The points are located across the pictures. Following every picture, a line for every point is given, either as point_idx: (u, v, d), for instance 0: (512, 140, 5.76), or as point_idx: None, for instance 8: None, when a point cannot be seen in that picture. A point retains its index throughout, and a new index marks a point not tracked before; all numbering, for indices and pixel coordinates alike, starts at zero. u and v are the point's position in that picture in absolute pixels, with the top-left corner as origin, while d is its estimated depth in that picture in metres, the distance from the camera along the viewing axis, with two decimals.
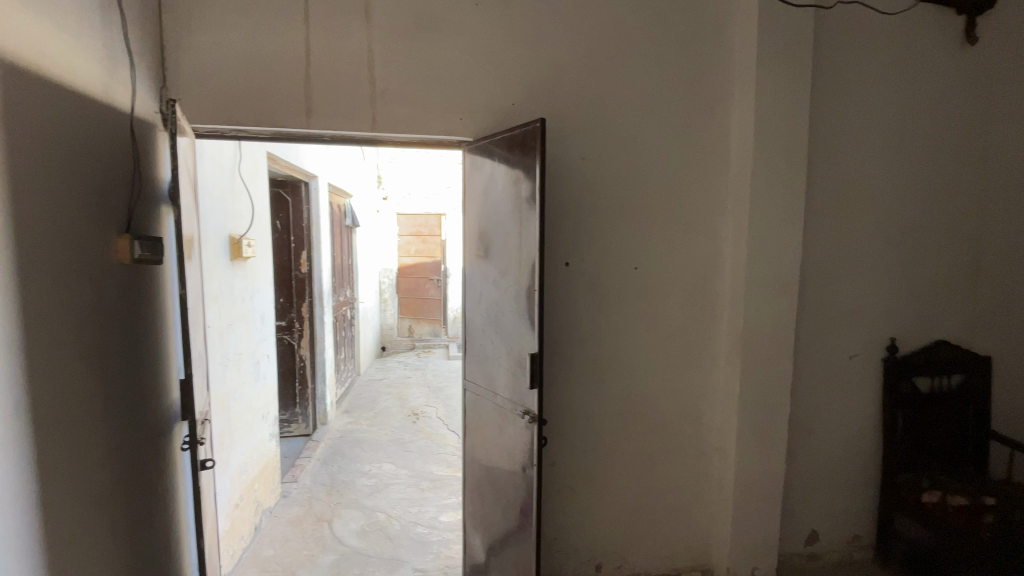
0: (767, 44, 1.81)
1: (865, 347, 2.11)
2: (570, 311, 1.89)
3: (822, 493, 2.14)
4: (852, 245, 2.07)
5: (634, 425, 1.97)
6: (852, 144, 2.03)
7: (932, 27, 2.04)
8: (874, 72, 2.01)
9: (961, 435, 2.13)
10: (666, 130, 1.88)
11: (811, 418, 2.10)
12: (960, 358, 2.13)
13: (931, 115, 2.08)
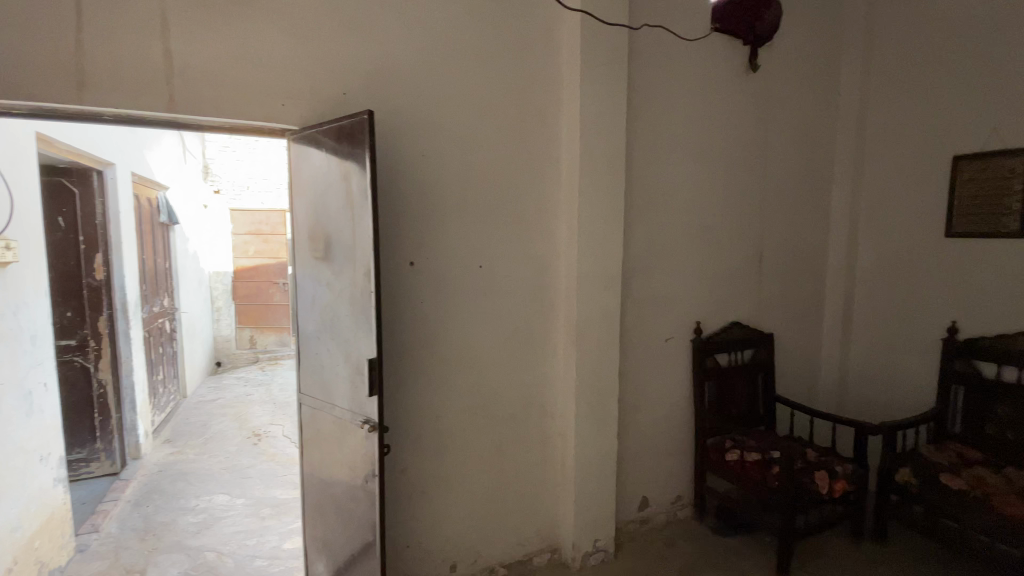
0: (591, 56, 1.96)
1: (680, 331, 2.42)
2: (414, 312, 1.83)
3: (650, 463, 2.40)
4: (666, 242, 2.35)
5: (483, 421, 1.99)
6: (664, 154, 2.30)
7: (723, 55, 2.39)
8: (678, 90, 2.30)
9: (753, 400, 2.55)
10: (504, 131, 1.93)
11: (638, 397, 2.34)
12: (751, 336, 2.55)
13: (722, 130, 2.44)
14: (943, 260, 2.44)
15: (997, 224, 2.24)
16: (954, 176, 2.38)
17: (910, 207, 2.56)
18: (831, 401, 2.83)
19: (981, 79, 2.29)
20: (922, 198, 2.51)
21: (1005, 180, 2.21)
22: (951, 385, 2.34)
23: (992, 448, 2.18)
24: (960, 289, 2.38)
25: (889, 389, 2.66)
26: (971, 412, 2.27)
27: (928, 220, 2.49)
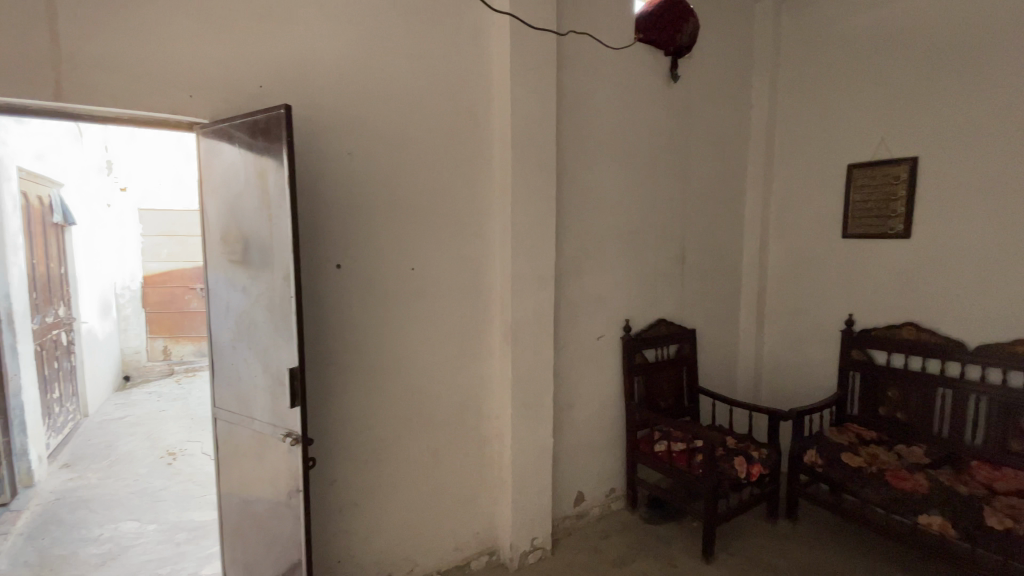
0: (521, 58, 1.98)
1: (611, 329, 2.50)
2: (342, 316, 1.77)
3: (585, 459, 2.46)
4: (596, 243, 2.42)
5: (417, 425, 1.95)
6: (592, 157, 2.36)
7: (647, 63, 2.50)
8: (605, 95, 2.37)
9: (679, 393, 2.68)
10: (434, 131, 1.90)
11: (573, 395, 2.39)
12: (676, 332, 2.69)
13: (647, 135, 2.55)
14: (842, 258, 2.69)
15: (886, 225, 2.50)
16: (849, 182, 2.63)
17: (813, 210, 2.80)
18: (748, 390, 3.04)
19: (870, 95, 2.55)
20: (823, 202, 2.76)
21: (891, 186, 2.47)
22: (849, 371, 2.59)
23: (883, 427, 2.43)
24: (855, 285, 2.63)
25: (798, 376, 2.89)
26: (866, 395, 2.52)
27: (828, 222, 2.74)
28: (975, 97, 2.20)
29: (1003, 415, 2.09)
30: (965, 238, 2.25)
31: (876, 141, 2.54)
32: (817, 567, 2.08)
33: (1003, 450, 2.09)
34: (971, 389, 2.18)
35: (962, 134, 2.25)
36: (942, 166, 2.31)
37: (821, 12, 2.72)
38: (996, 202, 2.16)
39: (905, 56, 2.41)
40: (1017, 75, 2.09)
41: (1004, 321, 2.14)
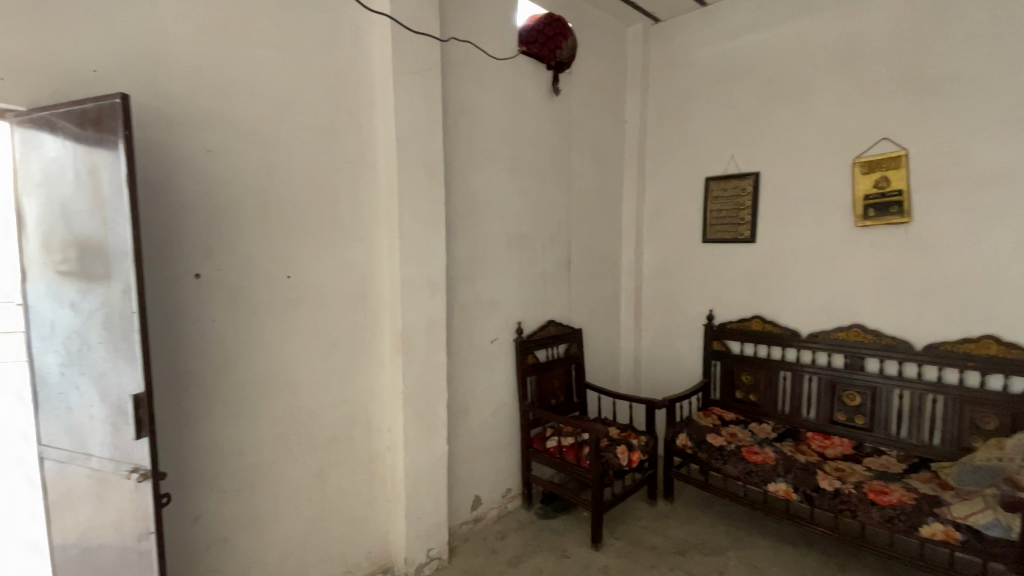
0: (404, 60, 1.94)
1: (502, 332, 2.54)
2: (203, 331, 1.60)
3: (481, 462, 2.47)
4: (486, 248, 2.45)
5: (298, 445, 1.83)
6: (480, 164, 2.39)
7: (531, 75, 2.60)
8: (491, 103, 2.42)
9: (569, 390, 2.81)
10: (312, 132, 1.80)
11: (467, 400, 2.39)
12: (565, 332, 2.81)
13: (533, 144, 2.64)
14: (704, 260, 3.01)
15: (736, 231, 2.85)
16: (707, 193, 2.96)
17: (681, 217, 3.10)
18: (631, 384, 3.28)
19: (722, 117, 2.90)
20: (689, 210, 3.06)
21: (740, 197, 2.83)
22: (712, 360, 2.90)
23: (740, 408, 2.76)
24: (716, 284, 2.96)
25: (672, 369, 3.18)
26: (726, 381, 2.84)
27: (693, 228, 3.05)
28: (800, 123, 2.60)
29: (828, 391, 2.48)
30: (796, 242, 2.64)
31: (728, 157, 2.88)
32: (689, 540, 2.30)
33: (829, 420, 2.48)
34: (805, 370, 2.55)
35: (792, 154, 2.64)
36: (778, 180, 2.69)
37: (682, 41, 3.05)
38: (818, 212, 2.56)
39: (748, 84, 2.78)
40: (830, 105, 2.50)
41: (827, 311, 2.55)
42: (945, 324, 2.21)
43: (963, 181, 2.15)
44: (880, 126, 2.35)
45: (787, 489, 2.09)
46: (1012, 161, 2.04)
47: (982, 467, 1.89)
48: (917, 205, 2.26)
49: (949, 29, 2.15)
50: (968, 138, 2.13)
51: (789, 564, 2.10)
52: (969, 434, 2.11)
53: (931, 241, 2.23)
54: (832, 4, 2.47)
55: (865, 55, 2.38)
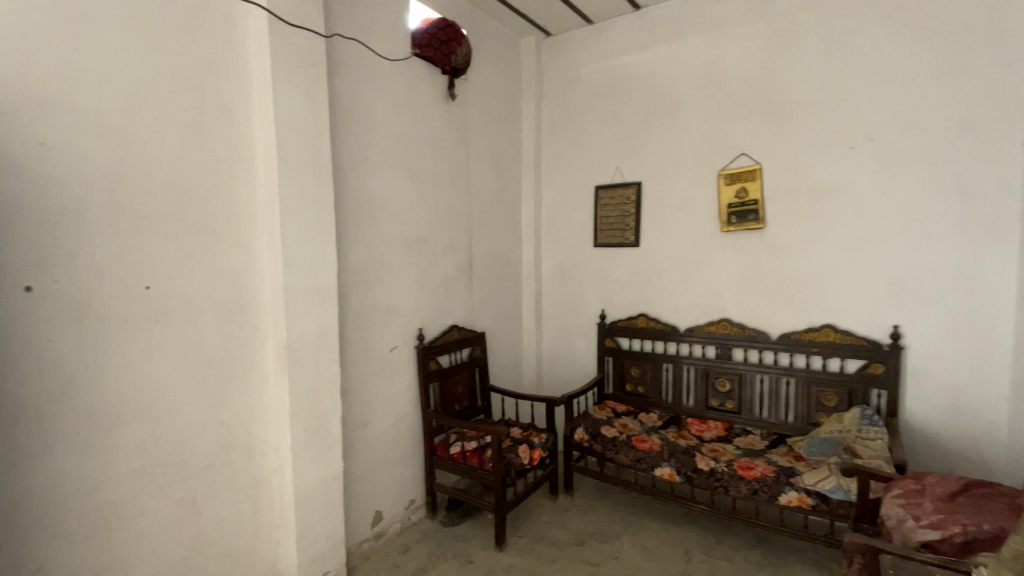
0: (285, 55, 1.83)
1: (403, 340, 2.48)
2: (37, 353, 1.37)
3: (381, 475, 2.39)
4: (383, 253, 2.38)
5: (166, 475, 1.63)
6: (375, 167, 2.32)
7: (426, 79, 2.58)
8: (385, 105, 2.36)
9: (472, 394, 2.82)
10: (175, 127, 1.63)
11: (364, 412, 2.30)
12: (468, 336, 2.82)
13: (430, 148, 2.62)
14: (596, 263, 3.18)
15: (624, 236, 3.05)
16: (598, 200, 3.14)
17: (576, 222, 3.26)
18: (533, 384, 3.38)
19: (609, 129, 3.10)
20: (582, 216, 3.23)
21: (626, 205, 3.04)
22: (606, 356, 3.07)
23: (631, 400, 2.95)
24: (607, 286, 3.15)
25: (571, 367, 3.33)
26: (618, 375, 3.02)
27: (587, 233, 3.21)
28: (675, 137, 2.86)
29: (704, 379, 2.74)
30: (674, 246, 2.89)
31: (614, 167, 3.08)
32: (587, 530, 2.41)
33: (705, 406, 2.74)
34: (685, 362, 2.80)
35: (670, 165, 2.89)
36: (658, 189, 2.93)
37: (572, 55, 3.21)
38: (693, 219, 2.82)
39: (631, 100, 3.00)
40: (699, 122, 2.77)
41: (702, 308, 2.82)
42: (794, 316, 2.55)
43: (805, 192, 2.49)
44: (739, 143, 2.66)
45: (671, 472, 2.27)
46: (838, 176, 2.41)
47: (827, 439, 2.20)
48: (769, 213, 2.59)
49: (789, 62, 2.50)
50: (806, 156, 2.48)
51: (675, 541, 2.29)
52: (815, 411, 2.45)
53: (781, 245, 2.57)
54: (698, 32, 2.75)
55: (726, 79, 2.68)
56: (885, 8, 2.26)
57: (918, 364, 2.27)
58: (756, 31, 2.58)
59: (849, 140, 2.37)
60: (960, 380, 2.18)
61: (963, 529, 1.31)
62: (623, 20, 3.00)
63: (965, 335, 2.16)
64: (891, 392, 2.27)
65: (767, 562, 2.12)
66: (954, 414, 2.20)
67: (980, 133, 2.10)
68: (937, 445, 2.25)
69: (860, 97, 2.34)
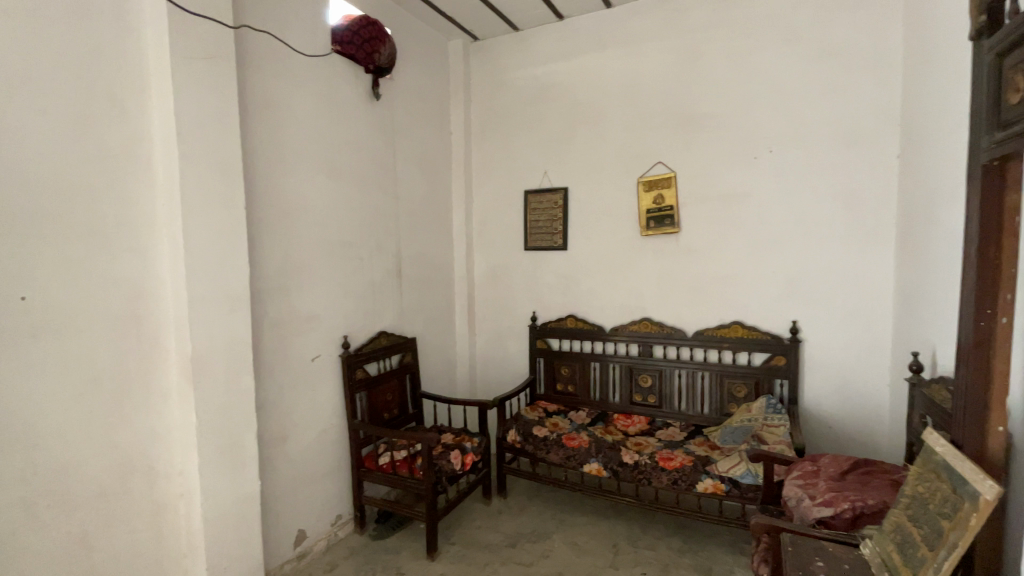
0: (188, 44, 1.69)
1: (326, 348, 2.38)
2: None
3: (304, 491, 2.27)
4: (303, 258, 2.26)
5: (45, 510, 1.45)
6: (293, 167, 2.21)
7: (348, 77, 2.49)
8: (302, 103, 2.25)
9: (403, 401, 2.75)
10: (53, 118, 1.46)
11: (284, 426, 2.17)
12: (398, 342, 2.74)
13: (353, 149, 2.53)
14: (526, 266, 3.22)
15: (552, 240, 3.12)
16: (527, 204, 3.18)
17: (505, 226, 3.29)
18: (466, 388, 3.36)
19: (537, 135, 3.15)
20: (512, 219, 3.26)
21: (553, 209, 3.10)
22: (537, 358, 3.12)
23: (561, 399, 3.02)
24: (537, 289, 3.19)
25: (504, 370, 3.35)
26: (549, 376, 3.08)
27: (516, 237, 3.25)
28: (598, 144, 2.96)
29: (629, 377, 2.85)
30: (599, 250, 2.99)
31: (542, 172, 3.14)
32: (519, 531, 2.42)
33: (631, 402, 2.86)
34: (611, 360, 2.90)
35: (594, 171, 2.98)
36: (583, 194, 3.02)
37: (499, 61, 3.24)
38: (616, 223, 2.93)
39: (557, 107, 3.08)
40: (620, 131, 2.89)
41: (626, 308, 2.93)
42: (708, 314, 2.72)
43: (716, 199, 2.67)
44: (657, 151, 2.80)
45: (598, 467, 2.35)
46: (743, 184, 2.60)
47: (738, 428, 2.36)
48: (684, 217, 2.75)
49: (700, 77, 2.67)
50: (716, 165, 2.66)
51: (603, 535, 2.36)
52: (727, 401, 2.62)
53: (695, 248, 2.73)
54: (617, 44, 2.87)
55: (644, 91, 2.82)
56: (781, 32, 2.48)
57: (814, 355, 2.50)
58: (670, 46, 2.73)
59: (753, 151, 2.57)
60: (848, 368, 2.43)
61: (852, 504, 1.43)
62: (548, 28, 3.07)
63: (852, 328, 2.41)
64: (791, 381, 2.48)
65: (688, 548, 2.24)
66: (843, 399, 2.45)
67: (859, 148, 2.35)
68: (831, 428, 2.48)
69: (761, 112, 2.54)
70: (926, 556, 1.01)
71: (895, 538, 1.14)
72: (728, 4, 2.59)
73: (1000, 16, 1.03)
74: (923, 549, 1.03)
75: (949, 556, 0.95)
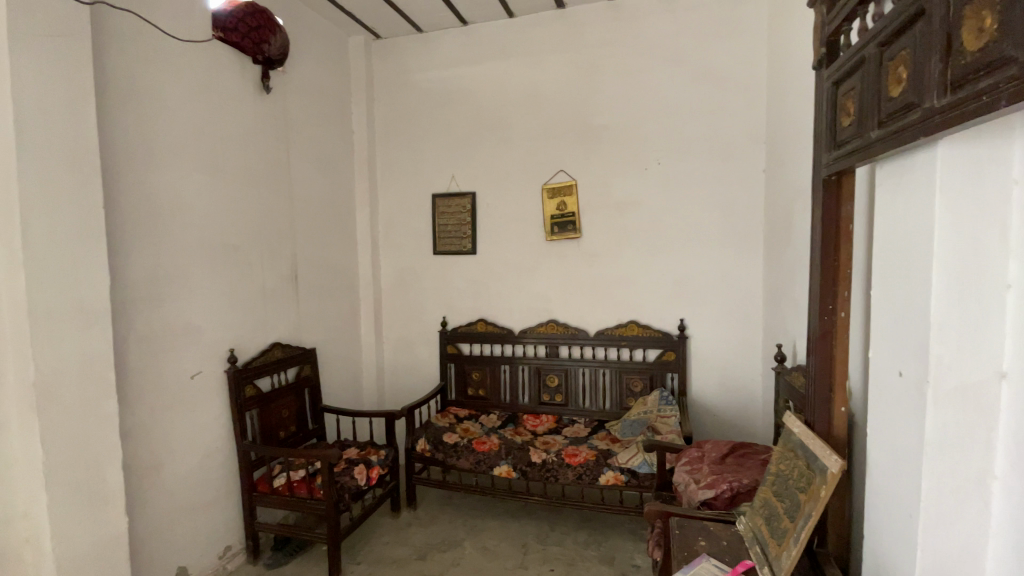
0: (26, 15, 1.45)
1: (210, 363, 2.16)
2: None
3: (184, 523, 2.04)
4: (180, 265, 2.04)
5: None
6: (166, 163, 1.98)
7: (232, 68, 2.29)
8: (177, 92, 2.03)
9: (301, 416, 2.57)
10: None
11: (158, 452, 1.93)
12: (295, 354, 2.56)
13: (239, 145, 2.32)
14: (434, 271, 3.18)
15: (459, 244, 3.10)
16: (434, 208, 3.14)
17: (411, 230, 3.22)
18: (373, 398, 3.23)
19: (442, 138, 3.13)
20: (418, 223, 3.20)
21: (461, 214, 3.09)
22: (446, 363, 3.08)
23: (471, 404, 3.01)
24: (445, 294, 3.16)
25: (413, 378, 3.27)
26: (459, 381, 3.05)
27: (423, 241, 3.19)
28: (502, 150, 3.00)
29: (537, 378, 2.92)
30: (507, 254, 3.02)
31: (449, 177, 3.12)
32: (429, 542, 2.36)
33: (539, 402, 2.93)
34: (519, 362, 2.95)
35: (499, 176, 3.02)
36: (489, 199, 3.05)
37: (402, 61, 3.17)
38: (521, 227, 2.99)
39: (462, 111, 3.07)
40: (524, 138, 2.96)
41: (533, 311, 3.00)
42: (609, 314, 2.86)
43: (613, 206, 2.82)
44: (559, 159, 2.90)
45: (508, 469, 2.37)
46: (637, 193, 2.78)
47: (636, 420, 2.51)
48: (585, 223, 2.88)
49: (596, 90, 2.81)
50: (613, 174, 2.81)
51: (513, 536, 2.37)
52: (626, 396, 2.78)
53: (596, 252, 2.86)
54: (520, 52, 2.93)
55: (546, 100, 2.91)
56: (666, 53, 2.69)
57: (700, 349, 2.72)
58: (569, 58, 2.85)
59: (644, 162, 2.76)
60: (729, 360, 2.68)
61: (729, 485, 1.57)
62: (452, 32, 3.05)
63: (730, 324, 2.66)
64: (681, 374, 2.68)
65: (592, 540, 2.33)
66: (726, 389, 2.70)
67: (734, 162, 2.61)
68: (716, 417, 2.72)
69: (652, 125, 2.73)
70: (787, 527, 1.13)
71: (765, 512, 1.27)
72: (621, 23, 2.75)
73: (835, 50, 1.19)
74: (785, 521, 1.15)
75: (806, 525, 1.05)
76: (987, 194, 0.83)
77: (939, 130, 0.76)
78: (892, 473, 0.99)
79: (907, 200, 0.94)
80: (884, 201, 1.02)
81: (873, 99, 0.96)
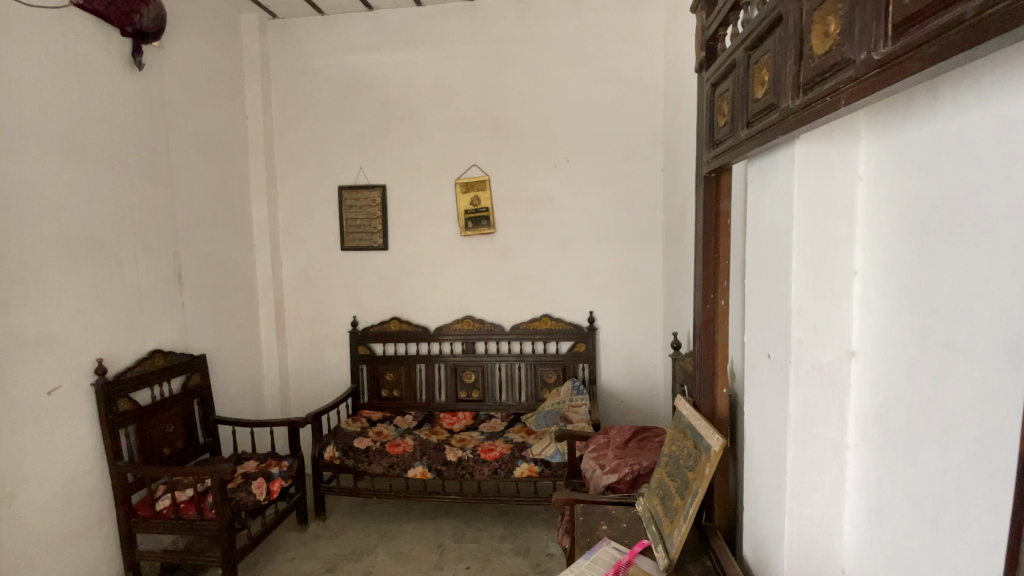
0: None
1: (72, 376, 1.88)
2: None
3: (45, 560, 1.76)
4: (30, 265, 1.75)
5: None
6: (9, 143, 1.69)
7: (95, 39, 2.01)
8: (24, 62, 1.74)
9: (189, 430, 2.33)
10: None
11: (8, 483, 1.65)
12: (179, 362, 2.31)
13: (106, 127, 2.04)
14: (342, 268, 3.02)
15: (370, 240, 2.97)
16: (341, 202, 2.98)
17: (317, 225, 3.03)
18: (276, 406, 3.01)
19: (348, 128, 2.97)
20: (324, 218, 3.02)
21: (370, 207, 2.97)
22: (358, 365, 2.95)
23: (385, 406, 2.90)
24: (355, 292, 3.02)
25: (321, 382, 3.10)
26: (371, 383, 2.94)
27: (330, 237, 3.02)
28: (412, 143, 2.92)
29: (452, 375, 2.88)
30: (419, 250, 2.95)
31: (357, 169, 2.98)
32: (340, 553, 2.25)
33: (455, 399, 2.89)
34: (435, 360, 2.89)
35: (411, 169, 2.93)
36: (400, 193, 2.95)
37: (303, 45, 2.97)
38: (434, 222, 2.93)
39: (369, 101, 2.94)
40: (435, 131, 2.89)
41: (448, 308, 2.95)
42: (522, 309, 2.89)
43: (525, 201, 2.85)
44: (471, 153, 2.88)
45: (423, 470, 2.31)
46: (548, 189, 2.82)
47: (549, 411, 2.56)
48: (498, 219, 2.88)
49: (507, 85, 2.82)
50: (525, 170, 2.83)
51: (429, 538, 2.32)
52: (541, 388, 2.83)
53: (509, 247, 2.88)
54: (429, 43, 2.86)
55: (456, 93, 2.86)
56: (573, 52, 2.75)
57: (609, 340, 2.83)
58: (479, 51, 2.82)
59: (554, 158, 2.81)
60: (635, 349, 2.82)
61: (630, 468, 1.65)
62: (357, 17, 2.91)
63: (636, 315, 2.80)
64: (592, 364, 2.77)
65: (508, 533, 2.35)
66: (633, 377, 2.83)
67: (636, 160, 2.73)
68: (624, 404, 2.85)
69: (561, 123, 2.79)
70: (678, 505, 1.19)
71: (659, 492, 1.34)
72: (529, 20, 2.77)
73: (714, 54, 1.27)
74: (676, 499, 1.21)
75: (694, 501, 1.12)
76: (837, 191, 0.92)
77: (795, 127, 0.83)
78: (764, 448, 1.08)
79: (773, 197, 1.03)
80: (755, 197, 1.11)
81: (743, 100, 1.03)
